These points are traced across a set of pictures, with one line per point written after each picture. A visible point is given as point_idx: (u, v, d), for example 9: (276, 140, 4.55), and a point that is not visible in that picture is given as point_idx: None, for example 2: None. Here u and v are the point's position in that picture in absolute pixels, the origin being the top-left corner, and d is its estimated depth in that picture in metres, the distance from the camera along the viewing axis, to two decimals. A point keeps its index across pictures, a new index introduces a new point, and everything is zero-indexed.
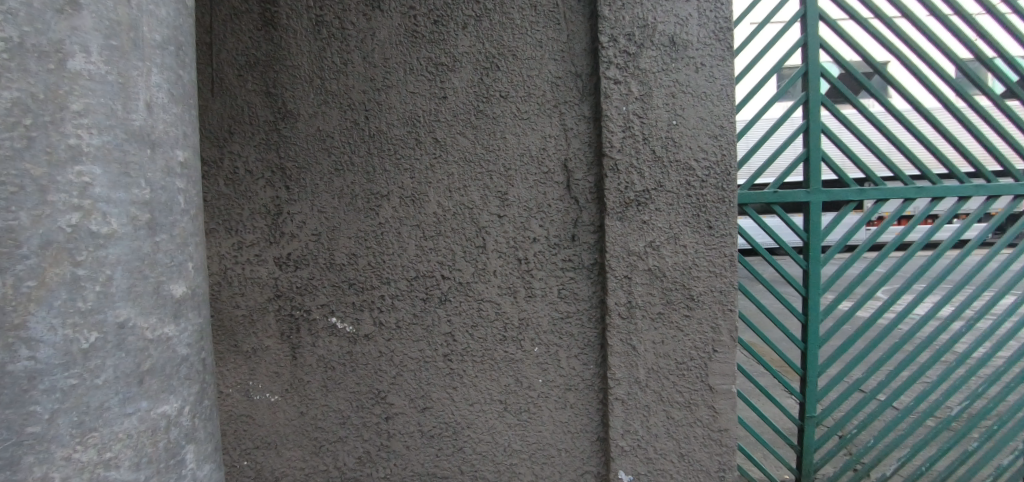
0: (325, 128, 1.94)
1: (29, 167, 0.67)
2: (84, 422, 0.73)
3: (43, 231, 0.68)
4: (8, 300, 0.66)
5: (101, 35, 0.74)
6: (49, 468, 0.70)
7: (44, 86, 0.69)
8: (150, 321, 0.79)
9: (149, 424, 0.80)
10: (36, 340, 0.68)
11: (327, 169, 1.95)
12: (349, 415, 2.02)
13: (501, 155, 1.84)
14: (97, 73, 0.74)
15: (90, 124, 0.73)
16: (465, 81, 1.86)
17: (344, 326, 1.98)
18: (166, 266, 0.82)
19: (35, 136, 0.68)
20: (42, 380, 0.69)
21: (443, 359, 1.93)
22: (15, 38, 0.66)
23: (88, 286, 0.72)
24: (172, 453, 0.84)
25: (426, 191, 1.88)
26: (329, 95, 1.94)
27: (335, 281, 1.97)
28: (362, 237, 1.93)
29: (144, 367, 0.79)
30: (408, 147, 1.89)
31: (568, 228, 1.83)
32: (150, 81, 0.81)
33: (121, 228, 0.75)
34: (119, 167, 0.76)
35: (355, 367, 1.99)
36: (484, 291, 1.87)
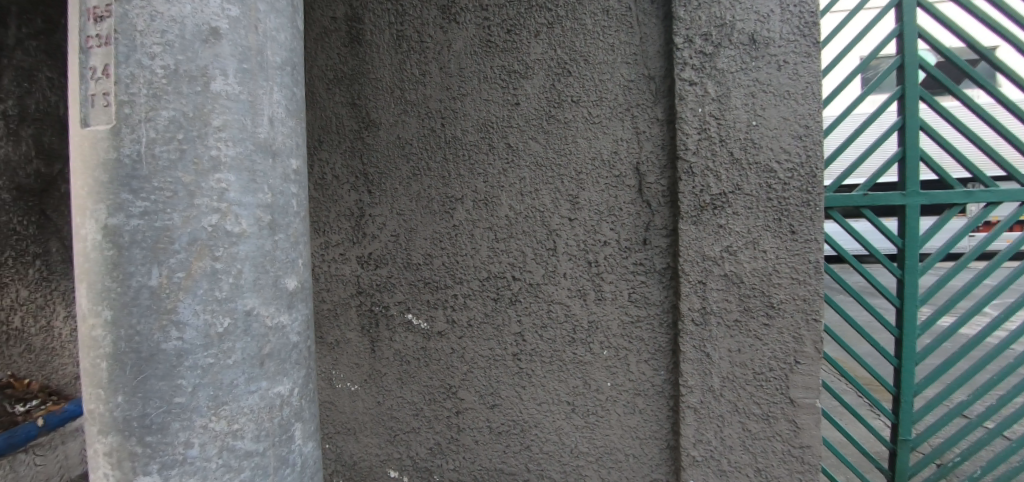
0: (404, 135, 2.06)
1: (181, 176, 0.80)
2: (218, 396, 0.83)
3: (191, 230, 0.80)
4: (165, 288, 0.79)
5: (236, 60, 0.86)
6: (190, 433, 0.81)
7: (194, 106, 0.81)
8: (270, 310, 0.89)
9: (267, 402, 0.89)
10: (183, 322, 0.80)
11: (405, 174, 2.06)
12: (421, 407, 2.13)
13: (572, 159, 1.86)
14: (233, 93, 0.85)
15: (227, 138, 0.83)
16: (538, 87, 1.90)
17: (419, 322, 2.09)
18: (284, 262, 0.92)
19: (186, 149, 0.80)
20: (187, 358, 0.80)
21: (513, 358, 1.98)
22: (172, 66, 0.80)
23: (224, 277, 0.82)
24: (284, 430, 0.94)
25: (498, 195, 1.94)
26: (408, 104, 2.06)
27: (412, 280, 2.08)
28: (437, 239, 2.03)
29: (265, 351, 0.88)
30: (481, 152, 1.96)
31: (639, 231, 1.81)
32: (273, 98, 0.92)
33: (249, 228, 0.86)
34: (249, 175, 0.86)
35: (428, 362, 2.09)
36: (554, 293, 1.90)
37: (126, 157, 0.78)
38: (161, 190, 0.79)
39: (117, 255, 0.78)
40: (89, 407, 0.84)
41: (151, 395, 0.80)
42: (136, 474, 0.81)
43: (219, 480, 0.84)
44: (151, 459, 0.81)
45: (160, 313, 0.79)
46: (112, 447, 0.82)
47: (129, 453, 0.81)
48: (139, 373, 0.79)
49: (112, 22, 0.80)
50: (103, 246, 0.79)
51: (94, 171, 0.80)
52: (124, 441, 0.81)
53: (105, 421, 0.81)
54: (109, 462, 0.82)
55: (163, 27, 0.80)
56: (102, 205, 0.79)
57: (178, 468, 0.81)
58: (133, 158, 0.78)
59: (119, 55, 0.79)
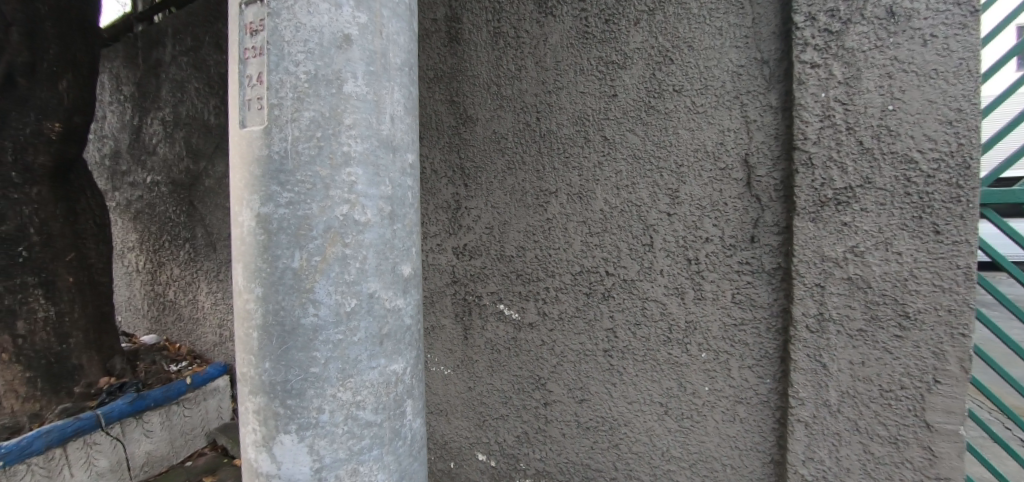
0: (499, 130, 2.12)
1: (319, 170, 0.88)
2: (345, 369, 0.92)
3: (326, 219, 0.88)
4: (304, 270, 0.88)
5: (364, 63, 0.93)
6: (322, 400, 0.91)
7: (329, 106, 0.90)
8: (389, 293, 0.96)
9: (385, 378, 0.97)
10: (319, 301, 0.89)
11: (501, 168, 2.12)
12: (510, 395, 2.19)
13: (673, 151, 1.78)
14: (362, 93, 0.93)
15: (356, 135, 0.91)
16: (637, 77, 1.84)
17: (511, 313, 2.14)
18: (401, 250, 0.99)
19: (323, 146, 0.89)
20: (321, 333, 0.89)
21: (604, 354, 1.95)
22: (313, 71, 0.89)
23: (352, 262, 0.91)
24: (399, 404, 1.01)
25: (593, 189, 1.92)
26: (504, 99, 2.11)
27: (505, 271, 2.13)
28: (530, 231, 2.06)
29: (384, 331, 0.96)
30: (577, 145, 1.95)
31: (746, 228, 1.69)
32: (394, 98, 0.99)
33: (373, 218, 0.93)
34: (374, 168, 0.94)
35: (518, 352, 2.14)
36: (650, 290, 1.84)
37: (275, 153, 0.88)
38: (302, 182, 0.88)
39: (268, 239, 0.88)
40: (242, 371, 0.96)
41: (291, 364, 0.89)
42: (278, 431, 0.92)
43: (345, 444, 0.94)
44: (291, 420, 0.91)
45: (300, 292, 0.88)
46: (259, 406, 0.93)
47: (273, 414, 0.92)
48: (283, 344, 0.89)
49: (265, 35, 0.91)
50: (256, 231, 0.90)
51: (250, 166, 0.91)
52: (269, 402, 0.92)
53: (254, 384, 0.93)
54: (257, 420, 0.94)
55: (305, 36, 0.89)
56: (255, 195, 0.90)
57: (312, 430, 0.91)
58: (280, 154, 0.88)
59: (271, 63, 0.90)
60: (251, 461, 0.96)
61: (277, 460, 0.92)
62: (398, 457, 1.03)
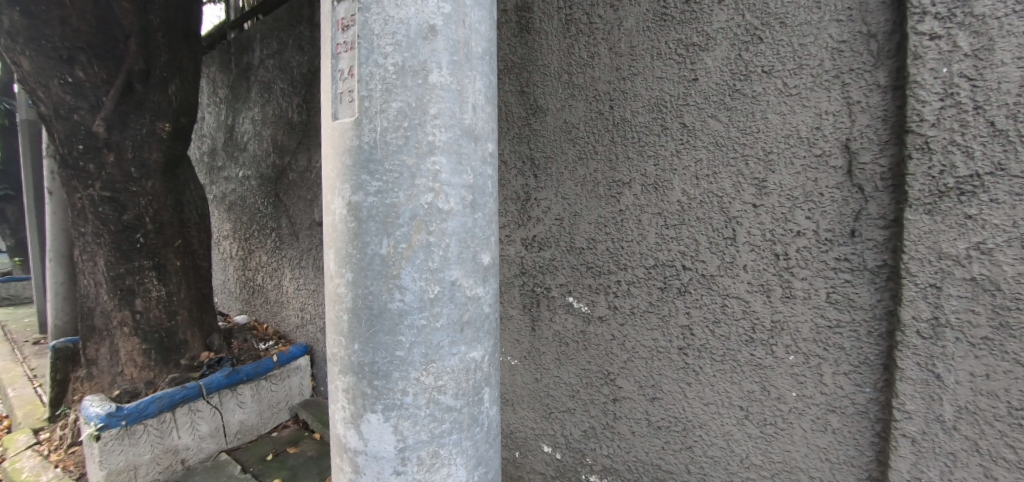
0: (571, 119, 2.09)
1: (406, 159, 0.90)
2: (428, 354, 0.94)
3: (413, 207, 0.91)
4: (392, 256, 0.91)
5: (449, 53, 0.94)
6: (406, 383, 0.93)
7: (416, 96, 0.91)
8: (470, 281, 0.98)
9: (465, 364, 0.99)
10: (405, 287, 0.91)
11: (572, 158, 2.09)
12: (578, 389, 2.17)
13: (760, 138, 1.64)
14: (446, 83, 0.93)
15: (440, 124, 0.93)
16: (720, 59, 1.71)
17: (581, 305, 2.11)
18: (481, 239, 1.00)
19: (410, 136, 0.90)
20: (406, 318, 0.92)
21: (678, 352, 1.87)
22: (400, 63, 0.91)
23: (436, 250, 0.92)
24: (477, 391, 1.03)
25: (670, 179, 1.83)
26: (576, 88, 2.07)
27: (574, 263, 2.11)
28: (602, 223, 2.01)
29: (465, 318, 0.97)
30: (653, 133, 1.87)
31: (846, 221, 1.51)
32: (476, 87, 0.99)
33: (456, 207, 0.95)
34: (457, 157, 0.95)
35: (587, 346, 2.11)
36: (731, 286, 1.73)
37: (365, 143, 0.91)
38: (390, 172, 0.90)
39: (358, 227, 0.92)
40: (332, 351, 1.01)
41: (378, 346, 0.93)
42: (366, 410, 0.96)
43: (426, 427, 0.96)
44: (377, 401, 0.94)
45: (388, 278, 0.91)
46: (348, 385, 0.97)
47: (361, 393, 0.96)
48: (371, 327, 0.93)
49: (356, 30, 0.94)
50: (348, 219, 0.93)
51: (342, 156, 0.95)
52: (357, 382, 0.96)
53: (344, 364, 0.98)
54: (346, 399, 0.99)
55: (394, 29, 0.91)
56: (347, 184, 0.94)
57: (396, 411, 0.94)
58: (370, 144, 0.91)
59: (362, 57, 0.92)
60: (340, 437, 1.01)
61: (365, 437, 0.97)
62: (476, 443, 1.04)
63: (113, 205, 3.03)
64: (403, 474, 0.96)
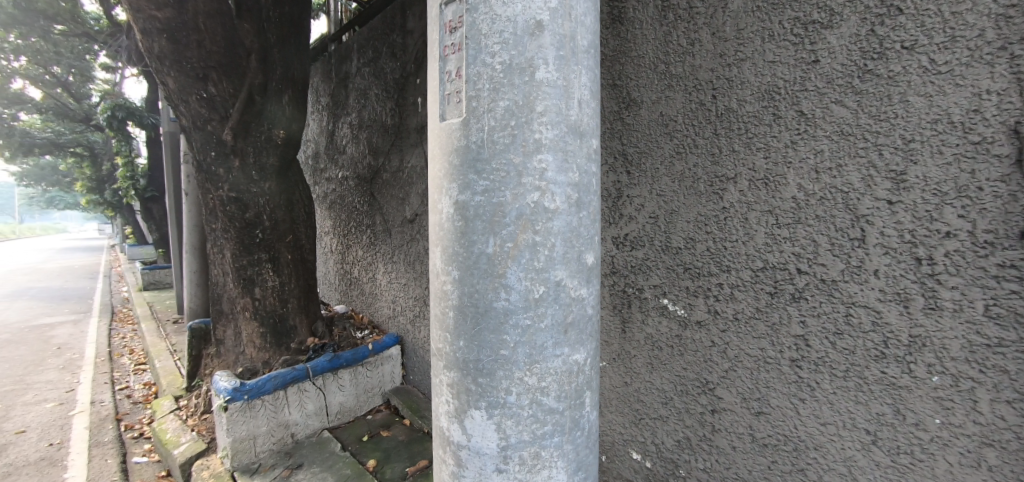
0: (668, 112, 1.99)
1: (513, 158, 0.90)
2: (532, 354, 0.93)
3: (519, 206, 0.90)
4: (498, 255, 0.91)
5: (555, 49, 0.92)
6: (510, 382, 0.93)
7: (522, 95, 0.90)
8: (575, 282, 0.96)
9: (568, 366, 0.97)
10: (510, 286, 0.91)
11: (668, 153, 1.99)
12: (672, 396, 2.06)
13: (898, 124, 1.41)
14: (553, 79, 0.92)
15: (547, 122, 0.91)
16: (847, 37, 1.50)
17: (676, 308, 2.00)
18: (585, 239, 0.98)
19: (517, 134, 0.90)
20: (511, 317, 0.91)
21: (790, 364, 1.68)
22: (508, 61, 0.90)
23: (541, 249, 0.91)
24: (579, 394, 1.01)
25: (783, 173, 1.66)
26: (673, 78, 1.96)
27: (670, 264, 2.00)
28: (702, 222, 1.89)
29: (568, 319, 0.96)
30: (763, 124, 1.71)
31: (1013, 220, 1.25)
32: (582, 82, 0.97)
33: (562, 206, 0.93)
34: (563, 155, 0.93)
35: (683, 351, 1.99)
36: (859, 293, 1.50)
37: (472, 143, 0.92)
38: (496, 171, 0.90)
39: (465, 226, 0.93)
40: (436, 347, 1.03)
41: (483, 345, 0.93)
42: (470, 406, 0.97)
43: (529, 427, 0.95)
44: (481, 397, 0.95)
45: (493, 277, 0.91)
46: (453, 381, 0.99)
47: (466, 389, 0.97)
48: (476, 325, 0.93)
49: (464, 31, 0.94)
50: (455, 218, 0.94)
51: (448, 156, 0.96)
52: (462, 378, 0.97)
53: (448, 360, 0.99)
54: (450, 393, 1.00)
55: (501, 27, 0.91)
56: (454, 184, 0.95)
57: (500, 409, 0.94)
58: (478, 144, 0.91)
59: (470, 58, 0.93)
60: (444, 430, 1.03)
61: (468, 432, 0.98)
62: (577, 447, 1.02)
63: (237, 204, 3.42)
64: (505, 472, 0.96)
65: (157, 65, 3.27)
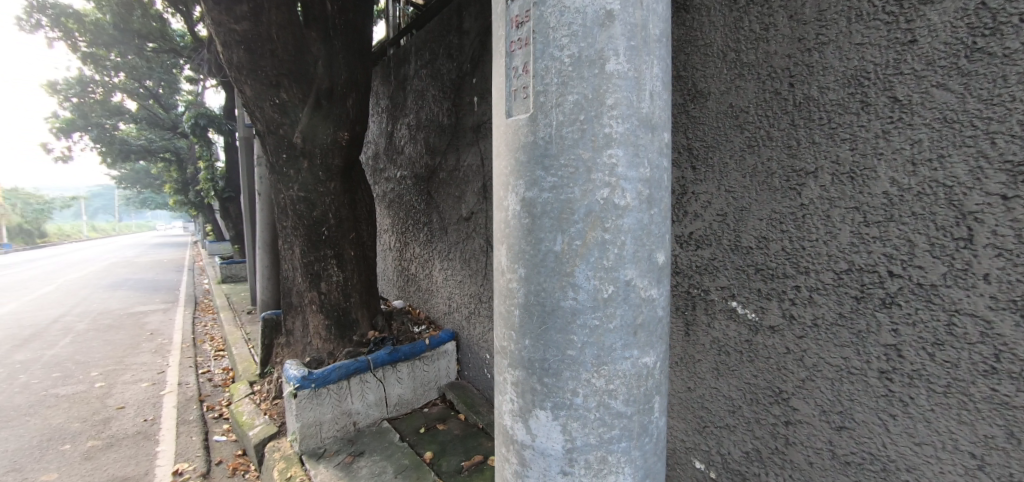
0: (738, 103, 1.88)
1: (582, 152, 0.87)
2: (600, 356, 0.91)
3: (588, 203, 0.88)
4: (567, 253, 0.88)
5: (626, 39, 0.89)
6: (578, 383, 0.91)
7: (592, 88, 0.88)
8: (645, 282, 0.92)
9: (638, 369, 0.94)
10: (578, 285, 0.89)
11: (739, 146, 1.88)
12: (740, 405, 1.94)
13: (1015, 108, 1.24)
14: (624, 71, 0.89)
15: (617, 115, 0.88)
16: (951, 12, 1.33)
17: (746, 312, 1.89)
18: (657, 237, 0.94)
19: (587, 129, 0.87)
20: (579, 317, 0.89)
21: (878, 376, 1.53)
22: (577, 54, 0.88)
23: (611, 247, 0.88)
24: (649, 399, 0.97)
25: (873, 166, 1.51)
26: (745, 67, 1.85)
27: (740, 264, 1.89)
28: (777, 220, 1.76)
29: (638, 321, 0.93)
30: (849, 113, 1.56)
31: None
32: (653, 72, 0.93)
33: (632, 202, 0.90)
34: (634, 149, 0.90)
35: (753, 357, 1.88)
36: (965, 300, 1.34)
37: (540, 139, 0.90)
38: (566, 166, 0.88)
39: (532, 223, 0.91)
40: (500, 345, 1.02)
41: (550, 344, 0.91)
42: (535, 406, 0.95)
43: (596, 431, 0.93)
44: (547, 398, 0.93)
45: (562, 275, 0.89)
46: (518, 379, 0.97)
47: (531, 389, 0.95)
48: (543, 324, 0.91)
49: (531, 25, 0.92)
50: (522, 215, 0.93)
51: (515, 152, 0.94)
52: (527, 378, 0.95)
53: (513, 359, 0.97)
54: (515, 392, 0.98)
55: (570, 19, 0.88)
56: (520, 180, 0.93)
57: (566, 410, 0.92)
58: (546, 139, 0.89)
59: (537, 52, 0.91)
60: (507, 428, 1.02)
61: (533, 432, 0.96)
62: (645, 454, 0.98)
63: (306, 203, 3.62)
64: (571, 475, 0.94)
65: (236, 74, 3.51)
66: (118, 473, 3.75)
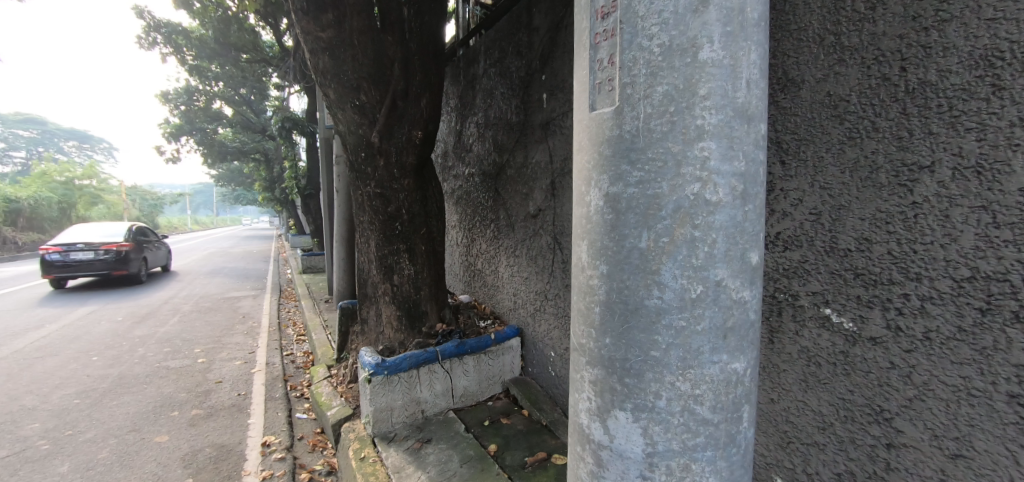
0: (838, 91, 1.71)
1: (671, 146, 0.84)
2: (686, 359, 0.87)
3: (677, 198, 0.84)
4: (652, 251, 0.85)
5: (722, 24, 0.84)
6: (661, 386, 0.88)
7: (684, 78, 0.84)
8: (737, 283, 0.88)
9: (726, 375, 0.90)
10: (664, 284, 0.86)
11: (837, 139, 1.71)
12: (832, 422, 1.78)
13: None
14: (718, 58, 0.84)
15: (711, 106, 0.84)
16: None
17: (843, 321, 1.73)
18: (751, 235, 0.88)
19: (677, 120, 0.84)
20: (664, 316, 0.86)
21: (1007, 401, 1.33)
22: (668, 43, 0.84)
23: (701, 246, 0.85)
24: (737, 408, 0.92)
25: (1007, 158, 1.31)
26: (847, 52, 1.69)
27: (836, 268, 1.73)
28: (882, 220, 1.59)
29: (728, 324, 0.88)
30: (975, 99, 1.37)
31: None
32: (751, 59, 0.87)
33: (725, 198, 0.85)
34: (728, 142, 0.85)
35: (849, 371, 1.71)
36: None
37: (626, 132, 0.87)
38: (653, 160, 0.85)
39: (616, 218, 0.89)
40: (577, 342, 1.00)
41: (632, 344, 0.88)
42: (614, 407, 0.92)
43: (679, 436, 0.89)
44: (627, 399, 0.90)
45: (646, 273, 0.86)
46: (597, 378, 0.95)
47: (610, 388, 0.92)
48: (625, 323, 0.89)
49: (618, 15, 0.88)
50: (605, 211, 0.90)
51: (598, 147, 0.92)
52: (606, 377, 0.93)
53: (592, 357, 0.95)
54: (593, 391, 0.96)
55: (661, 7, 0.85)
56: (603, 175, 0.91)
57: (647, 413, 0.89)
58: (632, 132, 0.86)
59: (624, 42, 0.87)
60: (583, 427, 1.00)
61: (611, 432, 0.93)
62: (732, 465, 0.93)
63: (381, 199, 3.81)
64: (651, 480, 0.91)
65: (321, 79, 3.75)
66: (216, 441, 4.16)
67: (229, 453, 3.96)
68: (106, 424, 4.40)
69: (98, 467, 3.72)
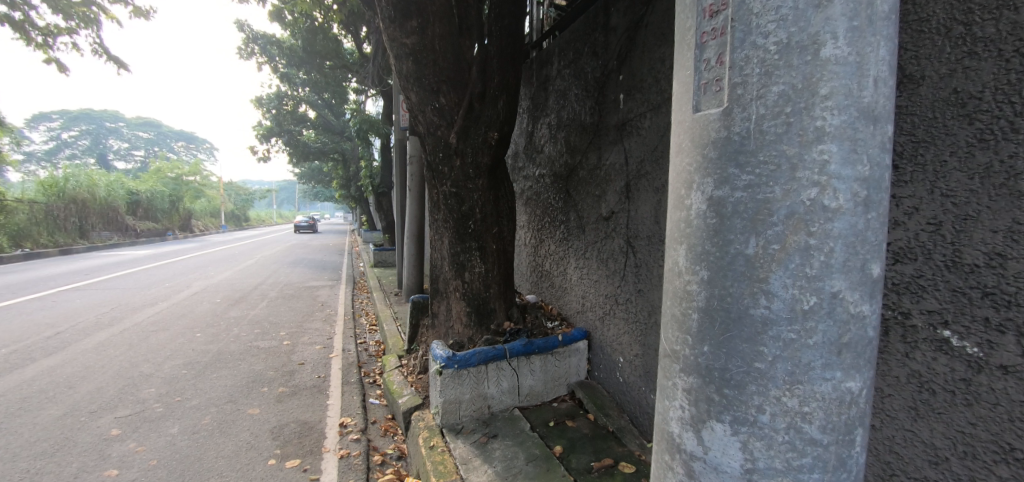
0: (967, 87, 1.53)
1: (786, 148, 0.81)
2: (795, 373, 0.83)
3: (790, 204, 0.81)
4: (760, 257, 0.82)
5: (847, 19, 0.79)
6: (764, 400, 0.85)
7: (803, 76, 0.80)
8: (855, 296, 0.83)
9: (838, 394, 0.85)
10: (773, 293, 0.82)
11: (965, 141, 1.53)
12: (948, 457, 1.59)
13: None
14: (843, 55, 0.79)
15: (833, 106, 0.79)
16: None
17: (965, 345, 1.53)
18: (873, 245, 0.83)
19: (794, 122, 0.80)
20: (772, 328, 0.83)
21: None
22: (786, 40, 0.80)
23: (817, 254, 0.80)
24: (849, 429, 0.86)
25: None
26: (980, 44, 1.50)
27: (957, 285, 1.54)
28: (1020, 232, 1.39)
29: (843, 339, 0.83)
30: None
31: None
32: (880, 55, 0.81)
33: (845, 205, 0.80)
34: (851, 144, 0.80)
35: (971, 402, 1.52)
36: None
37: (735, 134, 0.84)
38: (765, 163, 0.82)
39: (720, 223, 0.86)
40: (669, 348, 0.98)
41: (734, 354, 0.85)
42: (710, 417, 0.90)
43: (783, 455, 0.85)
44: (725, 410, 0.88)
45: (753, 280, 0.83)
46: (692, 387, 0.92)
47: (706, 398, 0.90)
48: (726, 331, 0.86)
49: (729, 12, 0.85)
50: (708, 215, 0.88)
51: (702, 148, 0.89)
52: (702, 386, 0.90)
53: (686, 364, 0.93)
54: (686, 399, 0.94)
55: (778, 3, 0.81)
56: (707, 178, 0.88)
57: (748, 427, 0.86)
58: (742, 134, 0.83)
59: (735, 41, 0.84)
60: (674, 435, 0.97)
61: (705, 444, 0.90)
62: None
63: (456, 198, 3.95)
64: None
65: (404, 82, 3.94)
66: (300, 417, 4.52)
67: (310, 430, 4.28)
68: (207, 394, 4.93)
69: (202, 431, 4.18)
